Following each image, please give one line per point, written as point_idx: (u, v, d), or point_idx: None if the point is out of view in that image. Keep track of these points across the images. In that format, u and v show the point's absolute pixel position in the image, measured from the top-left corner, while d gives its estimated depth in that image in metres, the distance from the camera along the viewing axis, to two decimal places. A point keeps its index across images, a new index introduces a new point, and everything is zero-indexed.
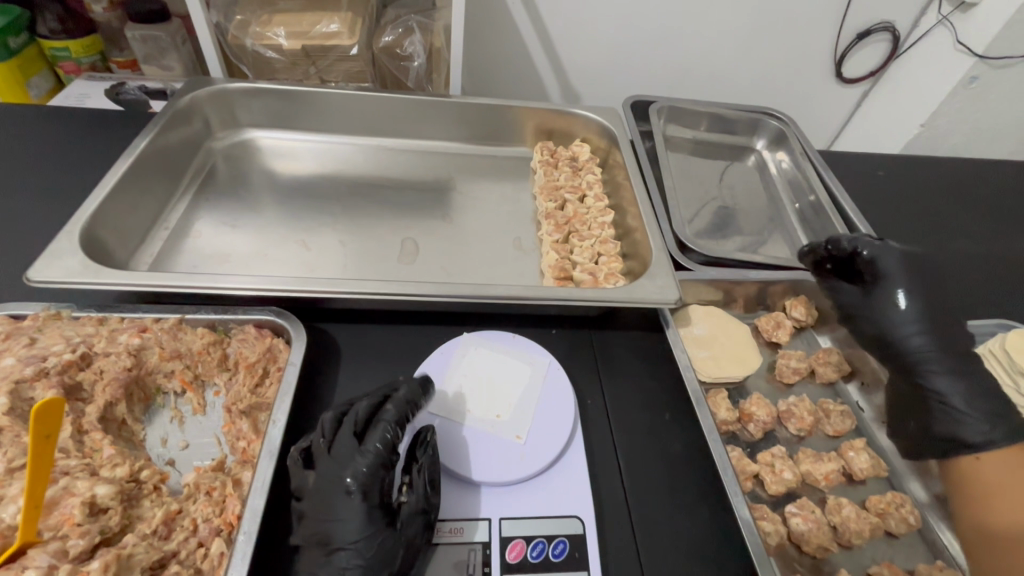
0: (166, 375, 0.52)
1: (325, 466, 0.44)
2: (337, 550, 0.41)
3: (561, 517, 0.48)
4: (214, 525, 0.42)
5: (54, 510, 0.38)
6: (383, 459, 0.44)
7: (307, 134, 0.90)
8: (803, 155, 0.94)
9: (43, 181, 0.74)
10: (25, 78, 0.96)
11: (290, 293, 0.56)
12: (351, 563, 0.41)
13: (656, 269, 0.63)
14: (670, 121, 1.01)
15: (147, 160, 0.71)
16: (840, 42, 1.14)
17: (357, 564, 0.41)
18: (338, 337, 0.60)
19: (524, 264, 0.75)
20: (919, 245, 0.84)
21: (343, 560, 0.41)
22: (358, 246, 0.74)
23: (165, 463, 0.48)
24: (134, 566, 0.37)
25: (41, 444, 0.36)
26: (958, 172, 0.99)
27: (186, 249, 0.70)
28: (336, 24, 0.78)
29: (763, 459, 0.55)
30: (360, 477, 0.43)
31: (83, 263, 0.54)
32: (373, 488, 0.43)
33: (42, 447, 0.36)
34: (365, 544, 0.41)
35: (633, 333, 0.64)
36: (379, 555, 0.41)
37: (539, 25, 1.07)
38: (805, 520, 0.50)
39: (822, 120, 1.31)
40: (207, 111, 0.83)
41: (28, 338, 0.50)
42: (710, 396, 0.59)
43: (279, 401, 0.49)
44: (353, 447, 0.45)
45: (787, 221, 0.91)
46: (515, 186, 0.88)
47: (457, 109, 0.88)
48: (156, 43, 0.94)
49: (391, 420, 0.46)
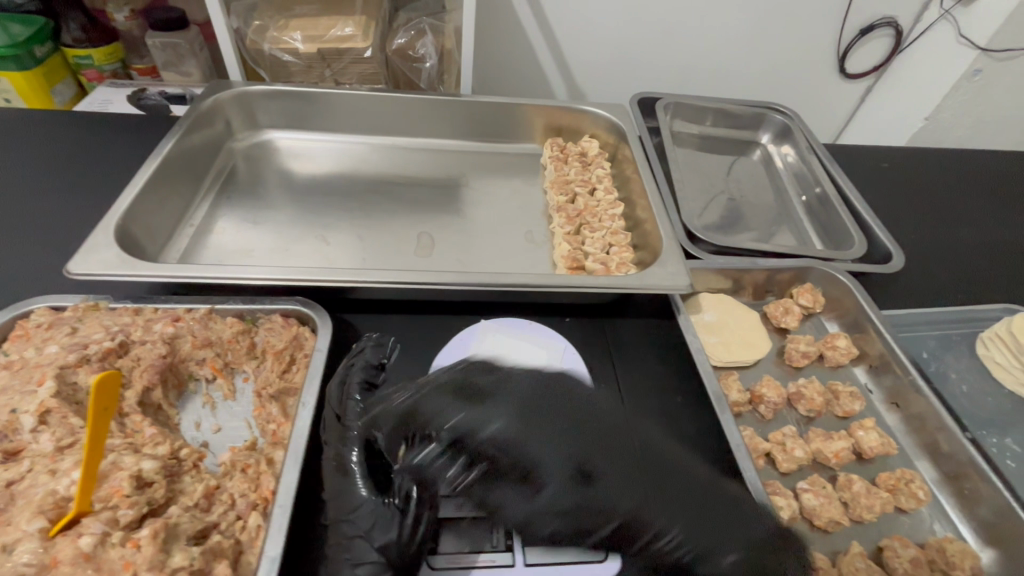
0: (197, 362, 0.55)
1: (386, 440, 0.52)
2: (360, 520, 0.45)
3: (581, 492, 0.49)
4: (251, 499, 0.44)
5: (104, 483, 0.40)
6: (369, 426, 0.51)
7: (322, 134, 0.92)
8: (808, 148, 0.96)
9: (74, 181, 0.77)
10: (50, 85, 0.99)
11: (315, 282, 0.58)
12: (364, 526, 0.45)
13: (666, 257, 0.65)
14: (677, 116, 1.03)
15: (173, 160, 0.74)
16: (844, 38, 1.16)
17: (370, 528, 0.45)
18: (361, 326, 0.62)
19: (536, 256, 0.77)
20: (923, 233, 0.85)
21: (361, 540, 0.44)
22: (375, 240, 0.76)
23: (199, 445, 0.50)
24: (180, 534, 0.40)
25: (97, 417, 0.39)
26: (962, 164, 1.00)
27: (210, 244, 0.73)
28: (351, 27, 0.81)
29: (775, 437, 0.57)
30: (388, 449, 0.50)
31: (119, 256, 0.57)
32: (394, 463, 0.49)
33: (97, 420, 0.39)
34: (368, 509, 0.46)
35: (645, 320, 0.66)
36: (383, 517, 0.45)
37: (547, 27, 1.10)
38: (817, 495, 0.52)
39: (826, 115, 1.33)
40: (227, 113, 0.86)
41: (69, 327, 0.52)
42: (721, 378, 0.61)
43: (309, 384, 0.52)
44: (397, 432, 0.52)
45: (793, 213, 0.92)
46: (525, 182, 0.90)
47: (468, 107, 0.91)
48: (175, 50, 0.97)
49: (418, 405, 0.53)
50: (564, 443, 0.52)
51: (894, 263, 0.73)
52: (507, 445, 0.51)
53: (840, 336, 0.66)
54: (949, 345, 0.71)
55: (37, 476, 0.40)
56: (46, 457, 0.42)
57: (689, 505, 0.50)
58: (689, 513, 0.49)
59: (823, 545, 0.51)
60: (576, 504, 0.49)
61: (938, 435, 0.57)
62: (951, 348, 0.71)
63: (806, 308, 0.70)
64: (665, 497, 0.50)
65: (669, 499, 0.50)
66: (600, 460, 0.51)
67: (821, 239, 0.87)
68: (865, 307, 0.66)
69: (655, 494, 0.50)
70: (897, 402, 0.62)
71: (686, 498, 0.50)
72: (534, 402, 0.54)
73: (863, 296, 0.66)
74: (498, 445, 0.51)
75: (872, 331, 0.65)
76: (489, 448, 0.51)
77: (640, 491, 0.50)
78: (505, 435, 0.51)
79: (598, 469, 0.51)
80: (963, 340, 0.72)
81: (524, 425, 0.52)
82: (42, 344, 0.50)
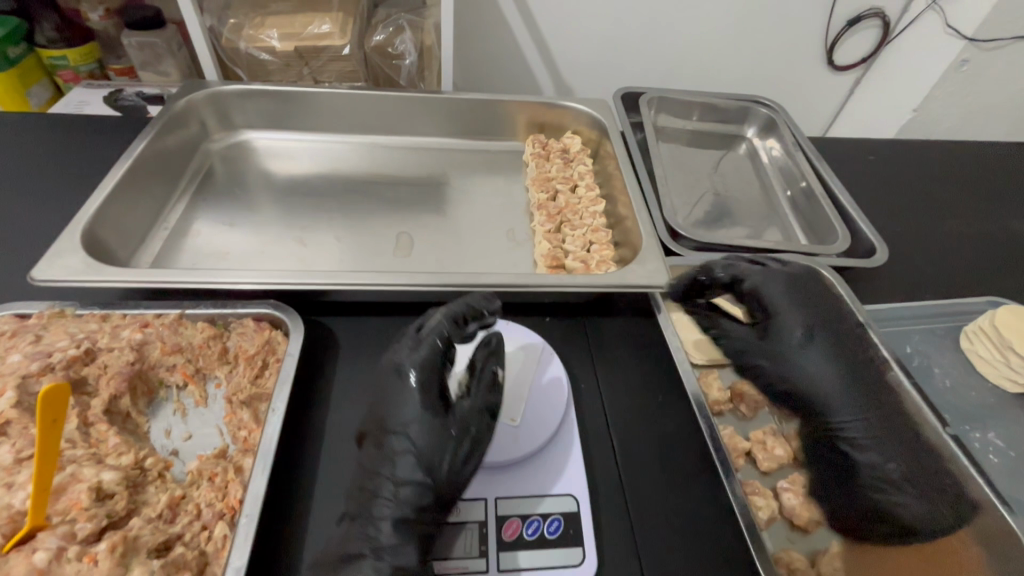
0: (168, 369, 0.53)
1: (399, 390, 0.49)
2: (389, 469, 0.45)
3: (556, 496, 0.49)
4: (218, 509, 0.43)
5: (62, 496, 0.40)
6: (440, 357, 0.50)
7: (302, 134, 0.91)
8: (794, 142, 0.95)
9: (45, 185, 0.75)
10: (25, 87, 0.97)
11: (287, 286, 0.57)
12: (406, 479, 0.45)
13: (646, 255, 0.64)
14: (662, 111, 1.02)
15: (145, 162, 0.73)
16: (831, 29, 1.15)
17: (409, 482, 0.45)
18: (336, 329, 0.61)
19: (518, 255, 0.76)
20: (909, 227, 0.85)
21: (404, 464, 0.45)
22: (354, 241, 0.75)
23: (169, 454, 0.49)
24: (140, 547, 0.39)
25: (47, 430, 0.38)
26: (949, 156, 1.00)
27: (186, 247, 0.72)
28: (329, 24, 0.80)
29: (756, 436, 0.56)
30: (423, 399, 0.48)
31: (85, 262, 0.56)
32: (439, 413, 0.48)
33: (47, 433, 0.38)
34: (420, 435, 0.46)
35: (626, 319, 0.65)
36: (432, 445, 0.46)
37: (531, 23, 1.08)
38: (796, 495, 0.52)
39: (815, 107, 1.32)
40: (202, 114, 0.85)
41: (33, 335, 0.51)
42: (702, 376, 0.60)
43: (279, 389, 0.50)
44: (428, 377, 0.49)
45: (778, 207, 0.91)
46: (508, 179, 0.89)
47: (450, 105, 0.90)
48: (152, 50, 0.95)
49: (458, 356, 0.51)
50: (833, 331, 0.59)
51: (877, 257, 0.72)
52: (776, 308, 0.60)
53: None
54: (933, 339, 0.71)
55: None
56: (3, 470, 0.41)
57: (873, 397, 0.55)
58: (864, 396, 0.55)
59: (803, 545, 0.51)
60: (826, 376, 0.56)
61: None
62: (936, 342, 0.70)
63: None
64: (860, 386, 0.55)
65: (826, 378, 0.56)
66: (824, 338, 0.58)
67: (806, 234, 0.86)
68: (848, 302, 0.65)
69: (836, 383, 0.56)
70: None
71: (893, 403, 0.55)
72: (796, 295, 0.61)
73: (846, 291, 0.66)
74: (770, 303, 0.60)
75: None
76: (778, 317, 0.59)
77: (864, 383, 0.56)
78: (782, 304, 0.60)
79: (845, 351, 0.57)
80: (948, 334, 0.71)
81: (812, 309, 0.59)
82: (4, 354, 0.49)
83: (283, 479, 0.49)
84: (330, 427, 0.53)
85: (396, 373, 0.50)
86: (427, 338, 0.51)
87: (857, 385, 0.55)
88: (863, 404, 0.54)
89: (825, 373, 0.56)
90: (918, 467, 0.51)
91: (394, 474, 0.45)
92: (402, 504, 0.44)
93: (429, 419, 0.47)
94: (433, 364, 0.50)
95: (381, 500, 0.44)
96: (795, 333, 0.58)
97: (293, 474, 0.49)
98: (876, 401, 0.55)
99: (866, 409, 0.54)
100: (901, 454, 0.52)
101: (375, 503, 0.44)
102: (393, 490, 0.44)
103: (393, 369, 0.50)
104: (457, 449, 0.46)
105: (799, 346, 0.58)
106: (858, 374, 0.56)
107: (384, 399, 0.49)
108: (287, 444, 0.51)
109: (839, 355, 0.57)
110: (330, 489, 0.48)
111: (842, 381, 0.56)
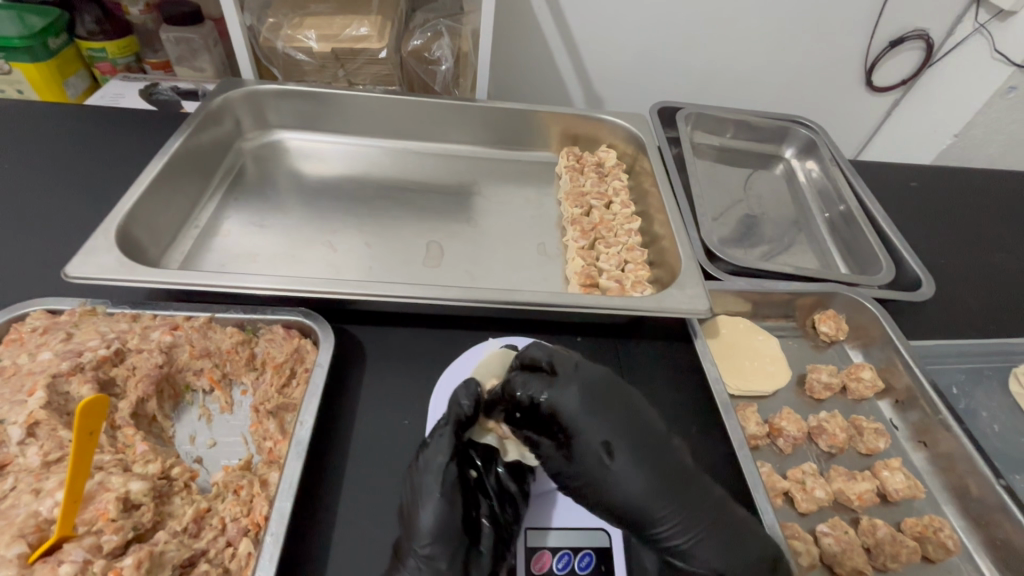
0: (195, 373, 0.52)
1: (441, 442, 0.45)
2: (427, 527, 0.42)
3: (587, 529, 0.47)
4: (242, 525, 0.42)
5: (90, 505, 0.40)
6: (455, 440, 0.46)
7: (333, 136, 0.90)
8: (835, 165, 0.92)
9: (79, 178, 0.75)
10: (64, 77, 0.97)
11: (319, 294, 0.56)
12: (437, 537, 0.42)
13: (686, 278, 0.62)
14: (698, 127, 0.99)
15: (180, 159, 0.73)
16: (873, 49, 1.12)
17: (439, 540, 0.42)
18: (366, 340, 0.60)
19: (548, 270, 0.74)
20: (955, 259, 0.81)
21: (433, 535, 0.42)
22: (384, 247, 0.74)
23: (193, 461, 0.48)
24: (165, 563, 0.39)
25: (84, 440, 0.39)
26: (994, 185, 0.96)
27: (216, 248, 0.71)
28: (366, 27, 0.78)
29: (794, 475, 0.55)
30: (444, 454, 0.45)
31: (118, 261, 0.55)
32: (455, 467, 0.45)
33: (84, 443, 0.39)
34: (451, 520, 0.42)
35: (659, 343, 0.63)
36: (447, 535, 0.42)
37: (567, 33, 1.07)
38: (838, 541, 0.50)
39: (850, 129, 1.28)
40: (238, 112, 0.85)
41: (64, 333, 0.51)
42: (740, 409, 0.59)
43: (307, 401, 0.49)
44: (450, 430, 0.46)
45: (816, 230, 0.89)
46: (540, 191, 0.87)
47: (483, 113, 0.88)
48: (189, 45, 0.94)
49: (461, 410, 0.47)
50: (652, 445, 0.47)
51: (924, 290, 0.70)
52: (575, 422, 0.47)
53: (865, 366, 0.64)
54: (979, 380, 0.68)
55: (20, 495, 0.39)
56: (32, 473, 0.41)
57: (661, 490, 0.45)
58: (653, 488, 0.45)
59: None
60: (569, 462, 0.46)
61: (969, 479, 0.55)
62: (981, 384, 0.68)
63: (828, 336, 0.67)
64: (661, 482, 0.45)
65: (632, 482, 0.45)
66: (631, 446, 0.46)
67: (845, 261, 0.84)
68: (893, 337, 0.63)
69: (647, 484, 0.45)
70: (925, 440, 0.59)
71: (688, 499, 0.45)
72: (610, 386, 0.49)
73: (891, 327, 0.63)
74: (566, 419, 0.47)
75: (901, 364, 0.62)
76: (575, 420, 0.47)
77: (665, 494, 0.44)
78: (575, 411, 0.47)
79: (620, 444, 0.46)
80: (995, 375, 0.69)
81: (609, 414, 0.47)
82: (36, 350, 0.49)
83: (311, 493, 0.48)
84: (358, 443, 0.52)
85: (445, 433, 0.46)
86: (438, 432, 0.46)
87: (653, 492, 0.44)
88: (662, 502, 0.44)
89: (625, 482, 0.45)
90: (720, 526, 0.45)
91: (422, 518, 0.42)
92: (431, 563, 0.41)
93: (454, 479, 0.44)
94: (449, 452, 0.45)
95: (418, 549, 0.42)
96: (597, 446, 0.46)
97: (320, 489, 0.48)
98: (672, 486, 0.45)
99: (659, 512, 0.44)
100: (703, 533, 0.44)
101: (406, 552, 0.42)
102: (425, 558, 0.41)
103: (441, 431, 0.46)
104: (497, 517, 0.45)
105: (631, 489, 0.45)
106: (675, 490, 0.45)
107: (424, 449, 0.46)
108: (315, 458, 0.50)
109: (588, 463, 0.46)
110: (361, 507, 0.48)
111: (646, 489, 0.45)
